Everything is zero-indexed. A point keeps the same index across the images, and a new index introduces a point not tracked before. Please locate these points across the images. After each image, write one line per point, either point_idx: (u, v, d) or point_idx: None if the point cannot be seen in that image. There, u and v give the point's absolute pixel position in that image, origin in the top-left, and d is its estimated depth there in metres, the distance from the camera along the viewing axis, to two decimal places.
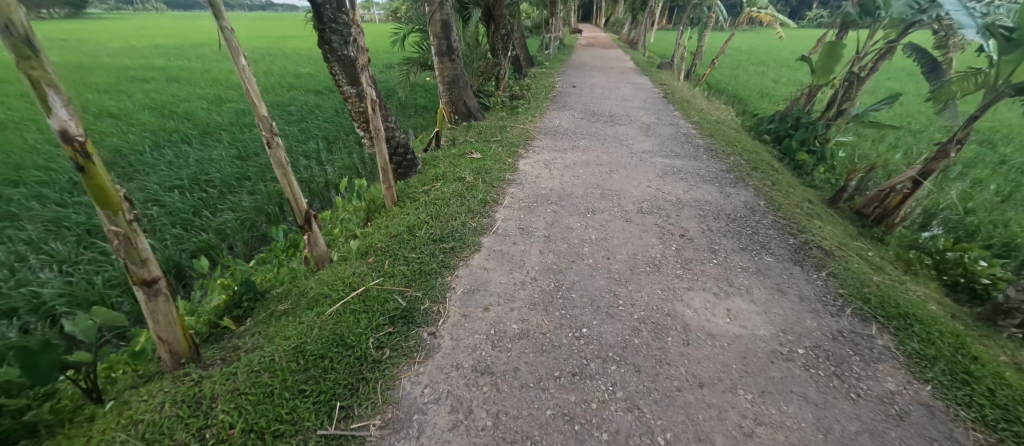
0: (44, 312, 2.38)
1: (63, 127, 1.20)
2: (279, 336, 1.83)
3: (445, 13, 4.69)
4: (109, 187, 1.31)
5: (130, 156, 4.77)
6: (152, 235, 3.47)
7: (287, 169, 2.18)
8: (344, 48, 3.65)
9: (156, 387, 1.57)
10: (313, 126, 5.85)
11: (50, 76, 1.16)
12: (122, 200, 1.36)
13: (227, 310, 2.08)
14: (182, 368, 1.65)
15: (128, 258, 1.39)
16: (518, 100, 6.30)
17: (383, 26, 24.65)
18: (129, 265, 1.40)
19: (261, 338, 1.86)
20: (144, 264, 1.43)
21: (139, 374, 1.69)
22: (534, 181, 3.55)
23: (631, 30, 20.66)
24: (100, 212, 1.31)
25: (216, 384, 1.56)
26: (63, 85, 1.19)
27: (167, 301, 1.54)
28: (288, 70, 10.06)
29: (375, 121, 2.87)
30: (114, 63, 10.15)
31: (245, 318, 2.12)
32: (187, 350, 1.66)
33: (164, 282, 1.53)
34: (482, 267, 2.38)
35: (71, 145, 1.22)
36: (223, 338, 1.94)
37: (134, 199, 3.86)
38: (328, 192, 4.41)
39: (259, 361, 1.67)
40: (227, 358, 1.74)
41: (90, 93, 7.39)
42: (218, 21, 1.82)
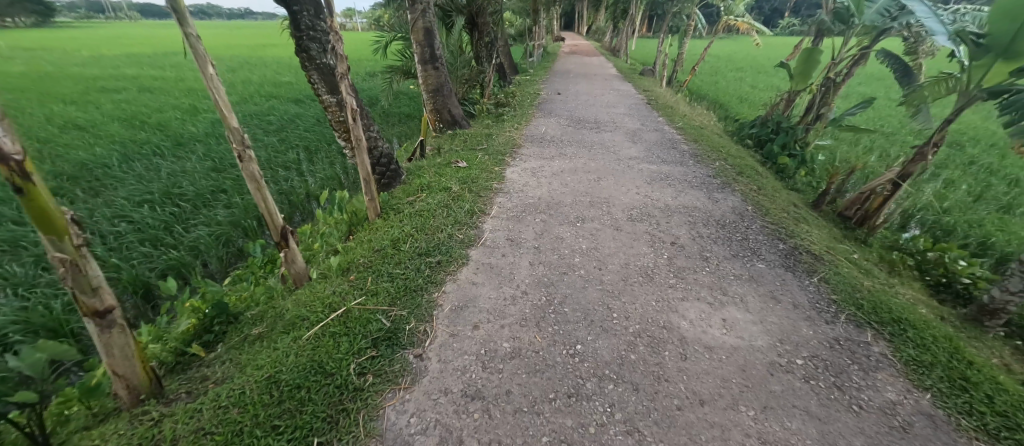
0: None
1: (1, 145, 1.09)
2: (251, 366, 1.72)
3: (427, 21, 4.62)
4: (54, 211, 1.19)
5: (96, 170, 4.54)
6: (119, 254, 3.27)
7: (260, 183, 2.06)
8: (323, 56, 3.54)
9: (110, 428, 1.46)
10: (293, 136, 5.69)
11: None
12: (69, 223, 1.24)
13: (196, 335, 1.95)
14: (142, 405, 1.54)
15: (77, 288, 1.27)
16: (503, 108, 6.26)
17: (365, 35, 24.46)
18: (79, 296, 1.29)
19: (232, 367, 1.75)
20: (96, 294, 1.32)
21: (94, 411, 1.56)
22: (521, 190, 3.48)
23: (613, 37, 20.93)
24: (43, 238, 1.19)
25: (178, 424, 1.47)
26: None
27: (123, 333, 1.42)
28: (267, 79, 9.83)
29: (356, 131, 2.77)
30: (83, 73, 9.77)
31: (217, 344, 1.99)
32: (147, 385, 1.55)
33: (120, 312, 1.41)
34: (471, 281, 2.29)
35: (7, 165, 1.09)
36: (191, 367, 1.82)
37: (99, 215, 3.64)
38: (309, 204, 4.26)
39: (227, 396, 1.57)
40: (193, 391, 1.64)
41: (56, 103, 7.06)
42: (183, 28, 1.71)
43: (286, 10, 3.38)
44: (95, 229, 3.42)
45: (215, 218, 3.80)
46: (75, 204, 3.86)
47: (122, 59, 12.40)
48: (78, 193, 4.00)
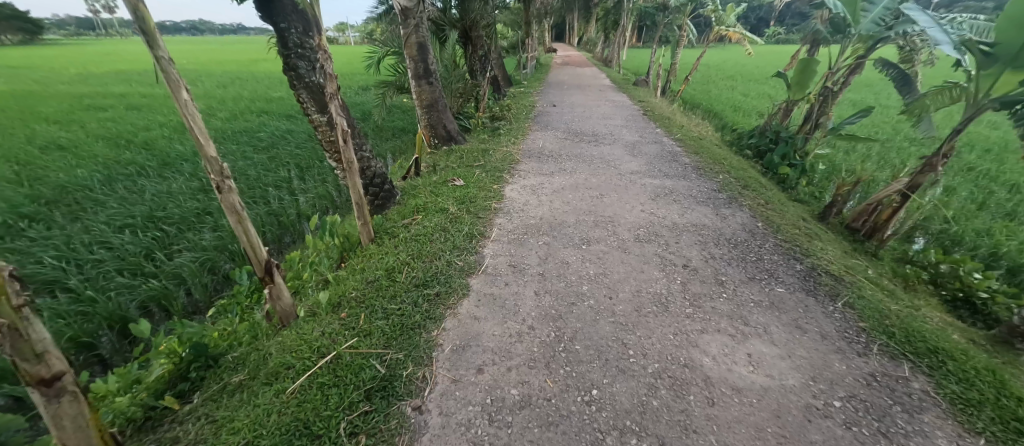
0: None
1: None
2: (228, 428, 1.54)
3: (421, 35, 4.49)
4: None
5: (77, 193, 4.33)
6: (96, 285, 3.05)
7: (242, 215, 1.90)
8: (312, 74, 3.40)
9: None
10: (283, 153, 5.51)
11: None
12: (7, 282, 1.11)
13: (171, 384, 1.76)
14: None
15: (16, 354, 1.15)
16: (499, 121, 6.15)
17: (357, 48, 24.44)
18: (17, 362, 1.16)
19: (208, 427, 1.58)
20: (40, 359, 1.20)
21: None
22: (522, 210, 3.32)
23: (604, 47, 21.00)
24: None
25: None
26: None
27: (75, 400, 1.29)
28: (258, 94, 9.67)
29: (347, 153, 2.60)
30: (69, 91, 9.56)
31: (193, 393, 1.80)
32: None
33: (72, 377, 1.28)
34: (472, 316, 2.12)
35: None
36: (162, 424, 1.64)
37: (77, 241, 3.43)
38: (300, 225, 4.07)
39: None
40: None
41: (39, 123, 6.85)
42: (153, 50, 1.56)
43: (273, 26, 3.24)
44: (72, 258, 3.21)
45: (201, 243, 3.60)
46: (52, 229, 3.65)
47: (109, 76, 12.18)
48: (55, 219, 3.79)
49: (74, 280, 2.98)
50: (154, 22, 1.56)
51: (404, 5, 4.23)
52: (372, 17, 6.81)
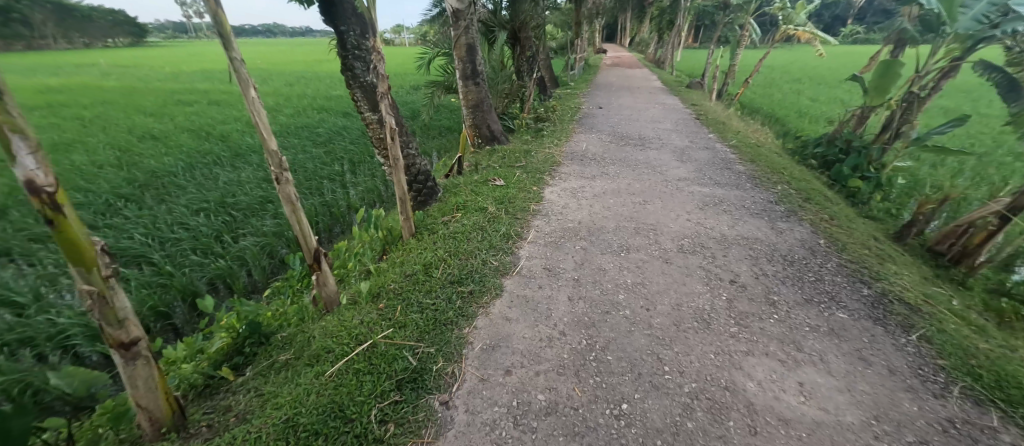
0: (60, 341, 2.42)
1: (29, 177, 1.06)
2: (272, 403, 1.63)
3: (470, 37, 4.57)
4: (84, 242, 1.18)
5: (164, 178, 4.82)
6: (173, 261, 3.37)
7: (296, 205, 2.01)
8: (366, 74, 3.55)
9: None
10: (338, 148, 5.82)
11: (17, 121, 1.02)
12: (98, 254, 1.22)
13: (227, 357, 1.90)
14: (163, 441, 1.50)
15: (102, 320, 1.26)
16: (543, 123, 6.11)
17: (412, 49, 25.36)
18: (104, 327, 1.28)
19: (255, 400, 1.68)
20: (122, 325, 1.31)
21: (123, 438, 1.55)
22: (561, 213, 3.27)
23: (658, 48, 20.30)
24: (72, 269, 1.18)
25: None
26: (30, 128, 1.05)
27: (148, 364, 1.41)
28: (320, 92, 10.31)
29: (394, 150, 2.68)
30: (163, 87, 10.71)
31: (246, 367, 1.93)
32: (170, 417, 1.51)
33: (146, 343, 1.40)
34: (504, 316, 2.12)
35: (38, 197, 1.08)
36: (218, 392, 1.77)
37: (161, 221, 3.81)
38: (348, 217, 4.28)
39: (245, 437, 1.49)
40: (216, 425, 1.58)
41: (137, 115, 7.72)
42: (228, 52, 1.69)
43: (333, 29, 3.43)
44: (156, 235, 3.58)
45: (262, 228, 3.87)
46: (142, 209, 4.10)
47: (195, 74, 13.50)
48: (145, 200, 4.25)
49: (156, 255, 3.32)
50: (230, 26, 1.69)
51: (455, 7, 4.32)
52: (426, 19, 7.03)
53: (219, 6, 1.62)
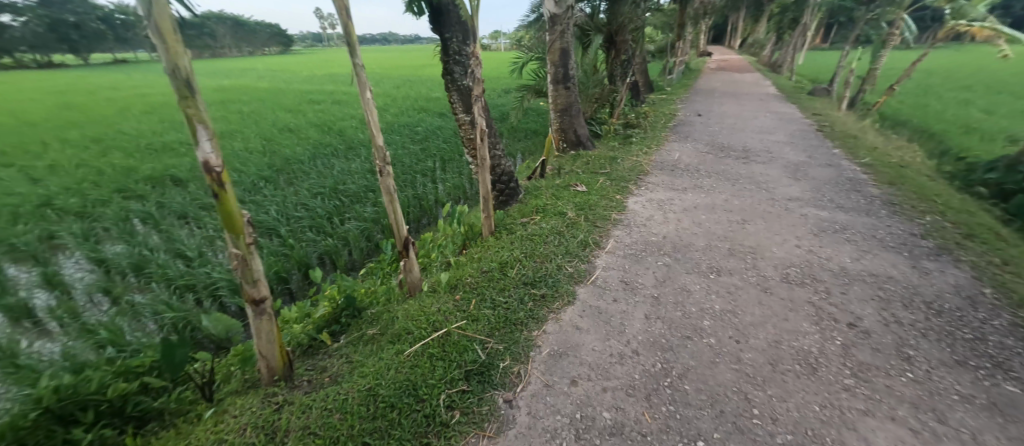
0: (210, 291, 2.95)
1: (207, 159, 1.30)
2: (358, 372, 1.76)
3: (565, 41, 4.56)
4: (238, 214, 1.39)
5: (295, 164, 5.57)
6: (292, 236, 3.82)
7: (393, 195, 2.16)
8: (464, 78, 3.70)
9: (247, 402, 1.65)
10: (432, 146, 6.20)
11: (201, 114, 1.25)
12: (247, 225, 1.43)
13: (327, 323, 2.12)
14: (274, 386, 1.71)
15: (243, 278, 1.47)
16: (633, 129, 5.84)
17: (508, 54, 26.16)
18: (244, 284, 1.49)
19: (345, 366, 1.83)
20: (256, 284, 1.51)
21: (246, 381, 1.81)
22: (645, 224, 3.08)
23: (777, 51, 18.28)
24: (226, 235, 1.39)
25: (293, 415, 1.55)
26: (210, 121, 1.28)
27: (270, 321, 1.61)
28: (423, 94, 11.11)
29: (482, 150, 2.75)
30: (299, 88, 12.45)
31: (341, 335, 2.13)
32: (281, 368, 1.72)
33: (271, 303, 1.60)
34: (575, 325, 2.03)
35: (210, 174, 1.31)
36: (317, 353, 1.97)
37: (287, 202, 4.33)
38: (434, 210, 4.53)
39: (333, 398, 1.62)
40: (313, 382, 1.75)
41: (278, 110, 9.06)
42: (352, 57, 1.88)
43: (439, 36, 3.63)
44: (281, 213, 4.09)
45: (363, 214, 4.23)
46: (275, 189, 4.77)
47: (324, 77, 15.45)
48: (277, 182, 4.95)
49: (281, 229, 3.83)
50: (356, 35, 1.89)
51: (552, 11, 4.35)
52: (524, 24, 7.18)
53: (348, 17, 1.82)
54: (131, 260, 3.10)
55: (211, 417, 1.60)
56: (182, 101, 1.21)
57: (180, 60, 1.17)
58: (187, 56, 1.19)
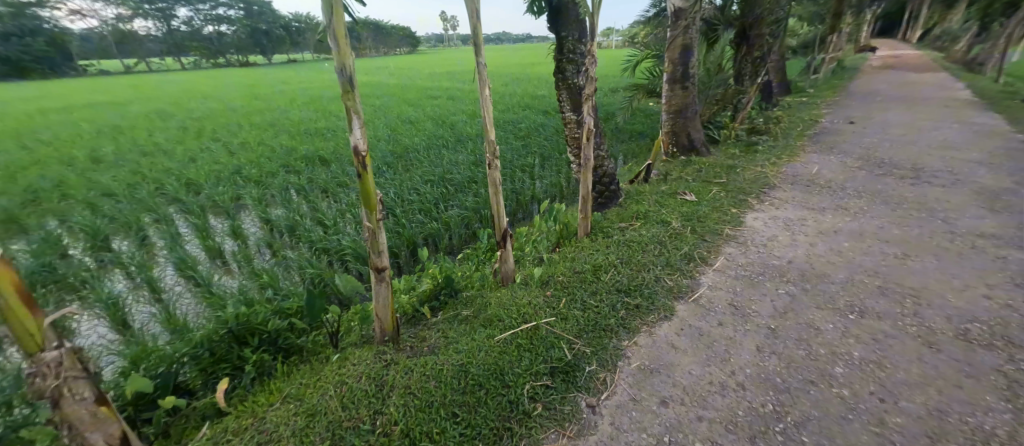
0: (339, 256, 3.43)
1: (356, 144, 1.55)
2: (453, 347, 1.91)
3: (688, 37, 4.29)
4: (373, 191, 1.63)
5: (412, 153, 6.13)
6: (404, 217, 4.15)
7: (498, 188, 2.26)
8: (576, 77, 3.72)
9: (362, 355, 1.90)
10: (534, 143, 6.32)
11: (356, 105, 1.51)
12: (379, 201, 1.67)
13: (429, 298, 2.34)
14: (385, 346, 1.94)
15: (371, 247, 1.71)
16: (758, 136, 5.26)
17: (620, 51, 25.28)
18: (371, 252, 1.73)
19: (442, 339, 2.00)
20: (381, 254, 1.74)
21: (362, 338, 2.10)
22: (765, 244, 2.76)
23: (969, 45, 14.69)
24: (363, 208, 1.65)
25: (397, 374, 1.75)
26: (362, 112, 1.53)
27: (388, 288, 1.83)
28: (530, 92, 11.35)
29: (586, 151, 2.73)
30: (421, 84, 13.65)
31: (439, 311, 2.32)
32: (391, 330, 1.95)
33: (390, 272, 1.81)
34: (671, 343, 1.92)
35: (357, 157, 1.55)
36: (419, 323, 2.19)
37: (401, 188, 4.72)
38: (529, 206, 4.61)
39: (431, 367, 1.78)
40: (415, 348, 1.94)
41: (402, 104, 10.06)
42: (477, 57, 2.02)
43: (556, 35, 3.69)
44: (398, 197, 4.51)
45: (465, 202, 4.44)
46: (396, 174, 5.31)
47: (443, 75, 16.67)
48: (397, 168, 5.50)
49: (395, 209, 4.24)
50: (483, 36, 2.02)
51: (677, 6, 4.12)
52: (642, 20, 6.89)
53: (477, 20, 1.96)
54: (288, 224, 3.86)
55: (336, 361, 1.91)
56: (345, 95, 1.50)
57: (347, 61, 1.46)
58: (351, 58, 1.48)
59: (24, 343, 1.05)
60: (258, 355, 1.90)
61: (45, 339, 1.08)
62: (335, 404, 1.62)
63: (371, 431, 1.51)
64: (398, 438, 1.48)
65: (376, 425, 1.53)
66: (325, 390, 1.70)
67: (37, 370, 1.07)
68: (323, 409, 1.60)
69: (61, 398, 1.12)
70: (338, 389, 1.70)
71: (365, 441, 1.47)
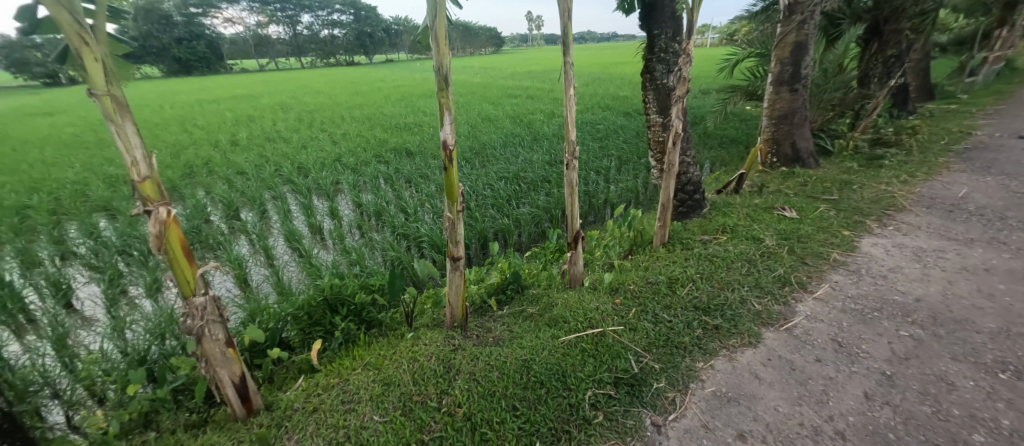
0: (415, 242, 3.62)
1: (445, 137, 1.60)
2: (517, 342, 1.90)
3: (803, 34, 3.85)
4: (456, 185, 1.68)
5: (488, 149, 6.27)
6: (478, 211, 4.26)
7: (574, 189, 2.20)
8: (665, 77, 3.50)
9: (431, 337, 1.98)
10: (612, 145, 6.12)
11: (449, 102, 1.56)
12: (460, 194, 1.72)
13: (496, 291, 2.37)
14: (453, 331, 2.00)
15: (450, 237, 1.75)
16: (882, 148, 4.53)
17: (717, 51, 23.43)
18: (449, 242, 1.78)
19: (507, 333, 2.00)
20: (458, 245, 1.79)
21: (433, 321, 2.19)
22: (885, 276, 2.36)
23: None
24: (445, 200, 1.71)
25: (462, 360, 1.79)
26: (454, 108, 1.58)
27: (461, 277, 1.88)
28: (612, 93, 11.00)
29: (671, 155, 2.55)
30: (504, 83, 13.94)
31: (505, 304, 2.34)
32: (459, 318, 2.00)
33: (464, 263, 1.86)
34: (754, 373, 1.71)
35: (445, 151, 1.60)
36: (485, 314, 2.22)
37: (479, 182, 4.87)
38: (602, 210, 4.45)
39: (494, 358, 1.80)
40: (480, 337, 1.97)
41: (483, 102, 10.36)
42: (565, 56, 1.97)
43: (647, 33, 3.52)
44: (474, 191, 4.66)
45: (536, 201, 4.42)
46: (472, 169, 5.47)
47: (525, 74, 16.83)
48: (473, 163, 5.67)
49: (470, 203, 4.36)
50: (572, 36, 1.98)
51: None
52: (746, 16, 6.30)
53: (568, 19, 1.92)
54: (375, 209, 4.17)
55: (410, 338, 2.01)
56: (439, 93, 1.55)
57: (443, 59, 1.53)
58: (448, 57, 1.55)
59: (182, 287, 1.26)
60: (344, 324, 2.09)
61: (196, 286, 1.28)
62: (404, 378, 1.71)
63: (436, 408, 1.56)
64: (459, 421, 1.51)
65: (439, 405, 1.58)
66: (396, 365, 1.79)
67: (190, 310, 1.29)
68: (397, 381, 1.69)
69: (203, 337, 1.33)
70: (410, 365, 1.78)
71: (430, 417, 1.53)
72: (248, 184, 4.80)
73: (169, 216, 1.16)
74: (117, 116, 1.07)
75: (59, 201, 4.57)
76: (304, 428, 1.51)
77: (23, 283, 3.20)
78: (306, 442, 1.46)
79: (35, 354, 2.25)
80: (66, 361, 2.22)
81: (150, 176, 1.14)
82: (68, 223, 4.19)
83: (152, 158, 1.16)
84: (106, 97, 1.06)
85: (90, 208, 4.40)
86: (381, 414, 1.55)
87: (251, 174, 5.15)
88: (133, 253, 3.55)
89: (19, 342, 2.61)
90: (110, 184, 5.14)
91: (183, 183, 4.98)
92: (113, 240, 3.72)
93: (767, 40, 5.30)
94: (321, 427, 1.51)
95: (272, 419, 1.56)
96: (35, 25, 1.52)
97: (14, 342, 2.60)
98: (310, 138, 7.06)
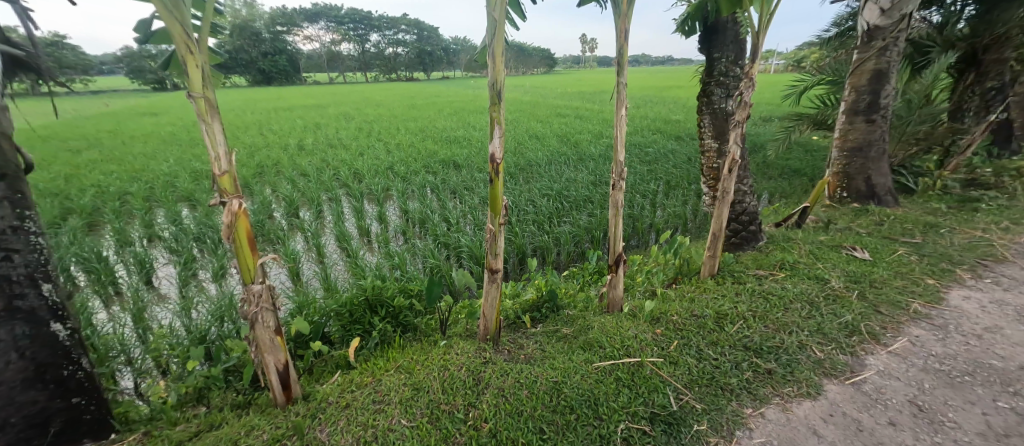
0: (455, 250, 3.66)
1: (493, 151, 1.60)
2: (550, 363, 1.84)
3: (885, 61, 3.58)
4: (500, 198, 1.66)
5: (533, 166, 6.30)
6: (517, 226, 4.24)
7: (619, 211, 2.13)
8: (725, 101, 3.35)
9: (466, 347, 1.95)
10: (661, 169, 5.94)
11: (499, 117, 1.57)
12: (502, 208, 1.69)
13: (532, 308, 2.33)
14: (485, 343, 1.97)
15: (490, 249, 1.74)
16: (977, 188, 4.05)
17: (782, 78, 22.45)
18: (489, 255, 1.76)
19: (540, 352, 1.94)
20: (496, 256, 1.76)
21: (466, 332, 2.16)
22: (979, 336, 2.06)
23: None
24: (488, 212, 1.70)
25: (494, 374, 1.75)
26: (505, 123, 1.58)
27: (498, 289, 1.84)
28: (665, 116, 10.75)
29: (726, 182, 2.39)
30: (554, 103, 14.05)
31: (539, 322, 2.29)
32: (493, 331, 1.97)
33: (501, 275, 1.81)
34: (813, 428, 1.53)
35: (492, 163, 1.60)
36: (518, 329, 2.19)
37: (522, 197, 4.88)
38: (647, 235, 4.29)
39: (523, 376, 1.74)
40: (512, 354, 1.93)
41: (532, 120, 10.51)
42: (618, 76, 1.93)
43: (706, 56, 3.41)
44: (516, 206, 4.66)
45: (578, 220, 4.34)
46: (516, 184, 5.50)
47: (575, 95, 16.91)
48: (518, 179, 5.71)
49: (512, 217, 4.35)
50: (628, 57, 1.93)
51: (874, 24, 3.51)
52: (818, 43, 5.94)
53: (624, 40, 1.88)
54: (419, 217, 4.28)
55: (442, 346, 2.00)
56: (492, 108, 1.56)
57: (499, 76, 1.54)
58: (502, 74, 1.55)
59: (243, 273, 1.32)
60: (382, 325, 2.13)
61: (255, 274, 1.33)
62: (435, 387, 1.68)
63: (463, 420, 1.53)
64: (485, 436, 1.46)
65: (465, 418, 1.54)
66: (429, 370, 1.79)
67: (249, 296, 1.36)
68: (427, 387, 1.68)
69: (256, 322, 1.39)
70: (441, 372, 1.77)
71: (457, 429, 1.50)
72: (308, 186, 5.13)
73: (240, 208, 1.23)
74: (208, 116, 1.16)
75: (152, 189, 5.13)
76: (336, 423, 1.52)
77: (115, 259, 3.58)
78: (335, 437, 1.46)
79: (118, 323, 2.49)
80: (141, 332, 2.44)
81: (229, 171, 1.21)
82: (157, 210, 4.67)
83: (233, 154, 1.23)
84: (201, 98, 1.15)
85: (175, 197, 4.88)
86: (409, 419, 1.54)
87: (312, 177, 5.50)
88: (206, 240, 3.86)
89: (106, 311, 2.91)
90: (194, 176, 5.68)
91: (254, 180, 5.42)
92: (191, 226, 4.08)
93: (841, 67, 4.93)
94: (351, 424, 1.52)
95: (307, 409, 1.59)
96: (146, 33, 1.75)
97: (102, 310, 2.89)
98: (367, 146, 7.46)
